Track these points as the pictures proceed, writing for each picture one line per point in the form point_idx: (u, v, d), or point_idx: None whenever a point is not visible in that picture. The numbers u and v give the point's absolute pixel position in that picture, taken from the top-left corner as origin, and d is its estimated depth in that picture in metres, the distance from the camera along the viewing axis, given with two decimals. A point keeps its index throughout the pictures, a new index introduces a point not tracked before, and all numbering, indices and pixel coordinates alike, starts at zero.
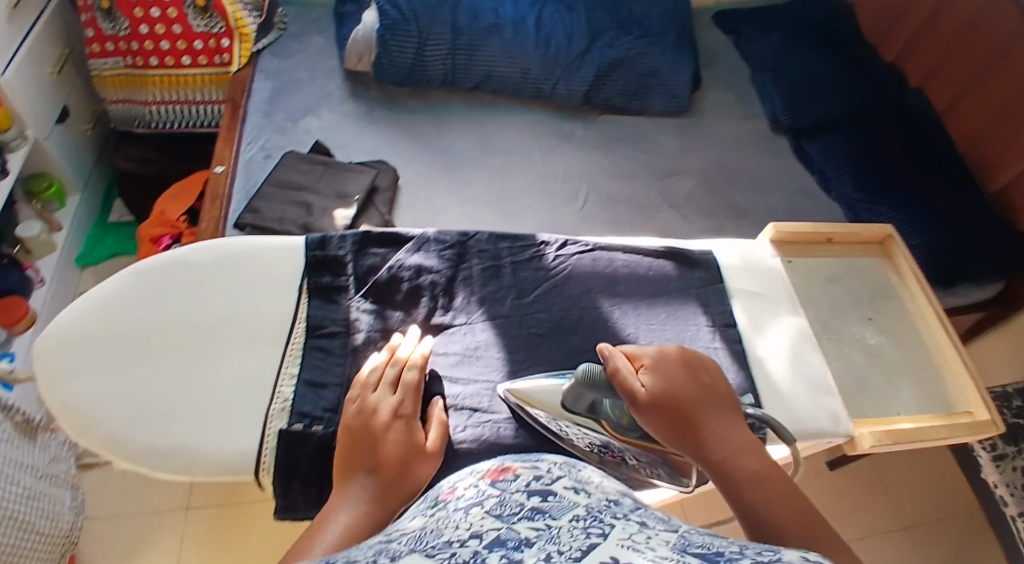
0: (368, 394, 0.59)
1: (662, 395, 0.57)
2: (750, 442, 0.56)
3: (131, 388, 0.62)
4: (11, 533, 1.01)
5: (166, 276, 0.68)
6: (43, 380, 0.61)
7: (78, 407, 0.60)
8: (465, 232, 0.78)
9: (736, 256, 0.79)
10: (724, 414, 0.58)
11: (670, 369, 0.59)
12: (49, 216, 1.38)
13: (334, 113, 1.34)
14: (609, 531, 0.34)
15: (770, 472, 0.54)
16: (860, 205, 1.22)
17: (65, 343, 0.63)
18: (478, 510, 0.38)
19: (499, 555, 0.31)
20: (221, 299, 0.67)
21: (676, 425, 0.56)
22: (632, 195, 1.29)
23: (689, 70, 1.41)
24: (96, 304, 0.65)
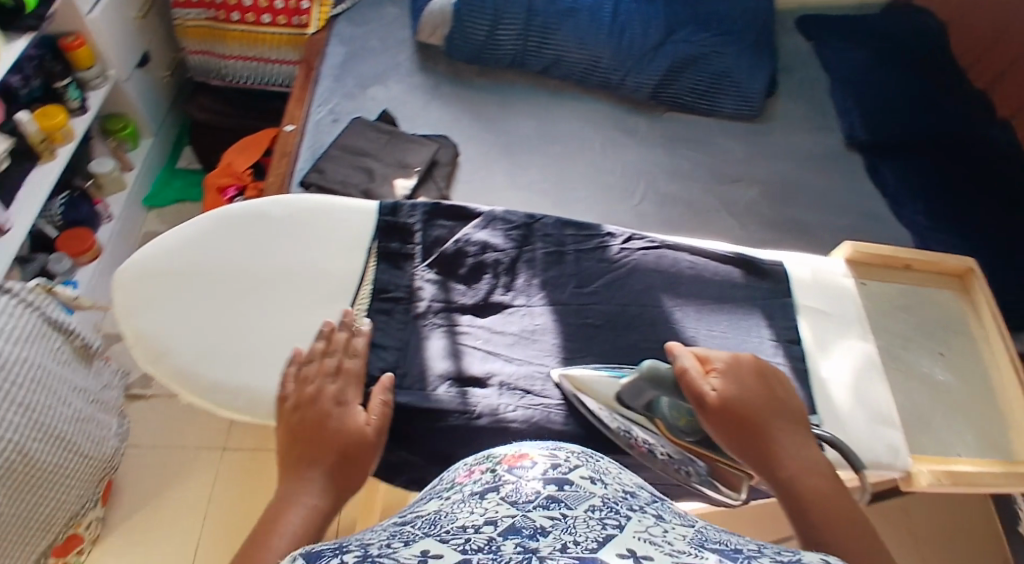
0: (310, 384, 0.58)
1: (731, 401, 0.57)
2: (818, 461, 0.55)
3: (203, 325, 0.64)
4: (58, 451, 1.06)
5: (243, 222, 0.70)
6: (119, 308, 0.64)
7: (152, 338, 0.63)
8: (533, 215, 0.78)
9: (808, 271, 0.81)
10: (794, 429, 0.57)
11: (742, 377, 0.59)
12: (122, 155, 1.44)
13: (402, 84, 1.35)
14: (626, 523, 0.34)
15: (835, 493, 0.52)
16: (929, 234, 1.22)
17: (145, 276, 0.66)
18: (495, 496, 0.37)
19: (515, 542, 0.31)
20: (293, 251, 0.69)
21: (741, 432, 0.56)
22: (692, 198, 1.28)
23: (765, 76, 1.39)
24: (176, 242, 0.68)
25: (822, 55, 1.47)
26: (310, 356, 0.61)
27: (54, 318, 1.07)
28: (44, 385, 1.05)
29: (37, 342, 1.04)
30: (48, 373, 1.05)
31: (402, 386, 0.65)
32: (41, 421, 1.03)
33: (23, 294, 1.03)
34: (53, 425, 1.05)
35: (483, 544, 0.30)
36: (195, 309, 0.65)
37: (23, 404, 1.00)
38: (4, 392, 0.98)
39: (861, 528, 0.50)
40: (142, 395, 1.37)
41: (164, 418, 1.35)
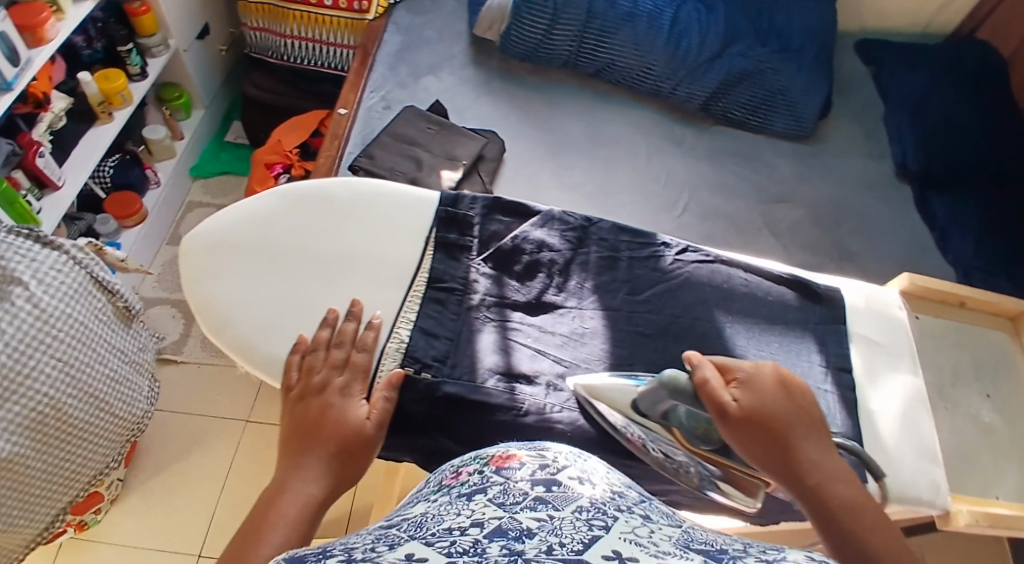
0: (313, 375, 0.60)
1: (754, 412, 0.56)
2: (843, 470, 0.56)
3: (262, 298, 0.68)
4: (91, 409, 1.07)
5: (308, 202, 0.73)
6: (189, 276, 0.69)
7: (216, 306, 0.67)
8: (590, 217, 0.78)
9: (862, 297, 0.80)
10: (815, 435, 0.57)
11: (765, 388, 0.58)
12: (174, 124, 1.47)
13: (454, 77, 1.34)
14: (612, 524, 0.34)
15: (862, 501, 0.54)
16: (977, 272, 1.19)
17: (214, 247, 0.70)
18: (482, 499, 0.37)
19: (501, 544, 0.30)
20: (352, 233, 0.72)
21: (769, 443, 0.55)
22: (736, 214, 1.27)
23: (821, 97, 1.37)
24: (245, 217, 0.72)
25: (880, 81, 1.46)
26: (315, 346, 0.63)
27: (100, 278, 1.09)
28: (85, 343, 1.06)
29: (83, 300, 1.06)
30: (90, 332, 1.07)
31: (451, 375, 0.66)
32: (78, 378, 1.04)
33: (72, 252, 1.06)
34: (89, 384, 1.06)
35: (466, 547, 0.30)
36: (256, 281, 0.68)
37: (60, 357, 1.01)
38: (45, 345, 0.99)
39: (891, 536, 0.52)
40: (173, 360, 1.38)
41: (194, 385, 1.36)
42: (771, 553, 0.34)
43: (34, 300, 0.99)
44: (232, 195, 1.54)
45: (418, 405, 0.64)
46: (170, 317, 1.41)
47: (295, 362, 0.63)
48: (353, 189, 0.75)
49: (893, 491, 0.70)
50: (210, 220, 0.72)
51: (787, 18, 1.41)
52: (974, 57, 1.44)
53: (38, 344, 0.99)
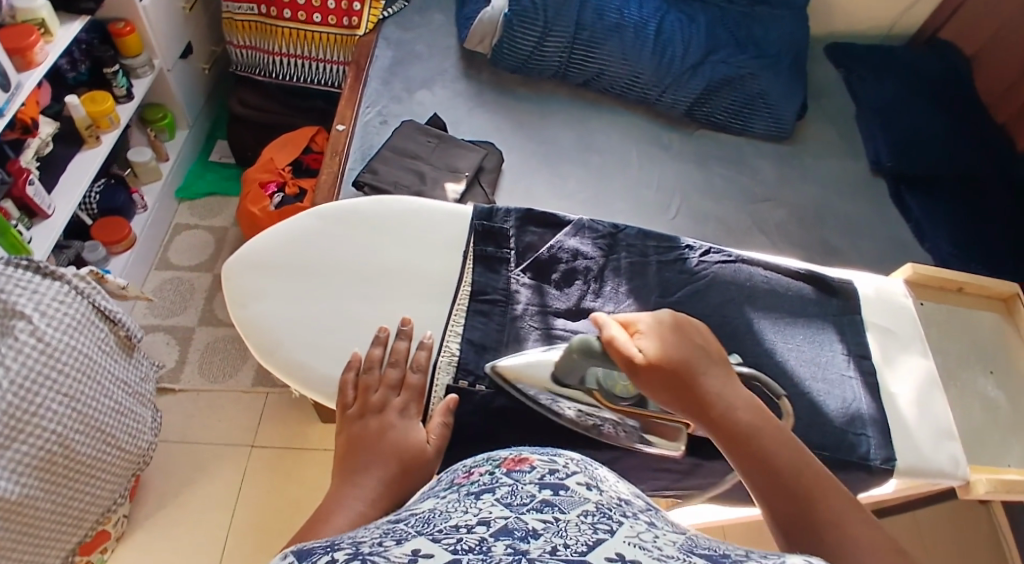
0: (371, 394, 0.62)
1: (657, 357, 0.56)
2: (746, 399, 0.55)
3: (309, 318, 0.69)
4: (95, 443, 1.03)
5: (345, 221, 0.75)
6: (232, 298, 0.70)
7: (263, 327, 0.69)
8: (617, 225, 0.81)
9: (873, 288, 0.84)
10: (719, 371, 0.57)
11: (664, 333, 0.58)
12: (159, 145, 1.49)
13: (447, 90, 1.35)
14: (617, 528, 0.37)
15: (768, 429, 0.53)
16: (953, 261, 1.25)
17: (256, 269, 0.72)
18: (490, 498, 0.41)
19: (507, 543, 0.34)
20: (391, 250, 0.74)
21: (670, 387, 0.55)
22: (726, 215, 1.29)
23: (799, 100, 1.42)
24: (283, 237, 0.73)
25: (851, 86, 1.52)
26: (370, 365, 0.65)
27: (102, 306, 1.05)
28: (90, 375, 1.02)
29: (86, 331, 1.03)
30: (93, 363, 1.03)
31: (505, 385, 0.67)
32: (83, 410, 1.00)
33: (74, 281, 1.02)
34: (94, 417, 1.03)
35: (473, 545, 0.33)
36: (301, 300, 0.70)
37: (66, 393, 0.98)
38: (49, 379, 0.96)
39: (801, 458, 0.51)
40: (172, 389, 1.35)
41: (194, 413, 1.33)
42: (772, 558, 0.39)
43: (38, 333, 0.95)
44: (219, 216, 1.57)
45: (473, 415, 0.66)
46: (165, 344, 1.39)
47: (351, 380, 0.64)
48: (389, 207, 0.77)
49: (920, 467, 0.73)
50: (250, 242, 0.73)
51: (763, 27, 1.46)
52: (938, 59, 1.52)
53: (40, 380, 0.95)
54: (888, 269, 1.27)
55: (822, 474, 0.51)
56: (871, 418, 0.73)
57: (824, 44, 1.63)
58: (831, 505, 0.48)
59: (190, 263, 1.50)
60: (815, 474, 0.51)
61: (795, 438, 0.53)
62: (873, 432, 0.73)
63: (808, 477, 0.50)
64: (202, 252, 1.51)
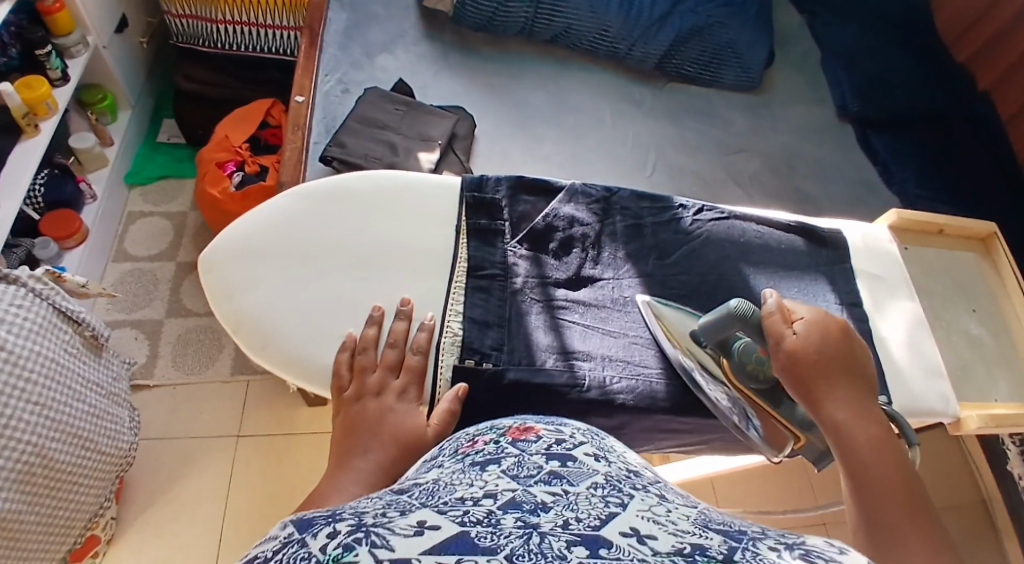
0: (367, 375, 0.61)
1: (804, 347, 0.58)
2: (878, 418, 0.56)
3: (300, 307, 0.66)
4: (74, 450, 0.98)
5: (324, 198, 0.71)
6: (215, 292, 0.67)
7: (253, 321, 0.65)
8: (609, 188, 0.79)
9: (859, 236, 0.84)
10: (862, 386, 0.57)
11: (826, 328, 0.60)
12: (103, 129, 1.41)
13: (410, 53, 1.29)
14: (629, 501, 0.35)
15: (887, 450, 0.53)
16: (920, 201, 1.26)
17: (235, 258, 0.67)
18: (495, 469, 0.39)
19: (516, 517, 0.31)
20: (377, 225, 0.70)
21: (803, 378, 0.57)
22: (700, 168, 1.29)
23: (766, 48, 1.40)
24: (261, 221, 0.69)
25: (815, 31, 1.51)
26: (365, 344, 0.63)
27: (64, 307, 0.99)
28: (61, 380, 0.97)
29: (51, 334, 0.96)
30: (63, 368, 0.98)
31: (511, 361, 0.65)
32: (58, 418, 0.95)
33: (31, 284, 0.95)
34: (69, 422, 0.97)
35: (481, 517, 0.31)
36: (288, 287, 0.66)
37: (40, 402, 0.92)
38: (20, 389, 0.90)
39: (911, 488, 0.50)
40: (146, 386, 1.30)
41: (172, 408, 1.29)
42: (788, 537, 0.36)
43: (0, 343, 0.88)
44: (175, 200, 1.50)
45: (483, 394, 0.64)
46: (133, 339, 1.33)
47: (346, 361, 0.63)
48: (369, 179, 0.73)
49: (914, 407, 0.73)
50: (226, 229, 0.69)
51: None
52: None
53: (10, 391, 0.88)
54: (858, 212, 1.28)
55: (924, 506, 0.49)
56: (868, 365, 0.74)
57: None
58: (914, 528, 0.47)
59: (149, 252, 1.43)
60: (915, 502, 0.49)
61: (915, 473, 0.52)
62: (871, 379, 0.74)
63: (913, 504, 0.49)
64: (162, 240, 1.45)
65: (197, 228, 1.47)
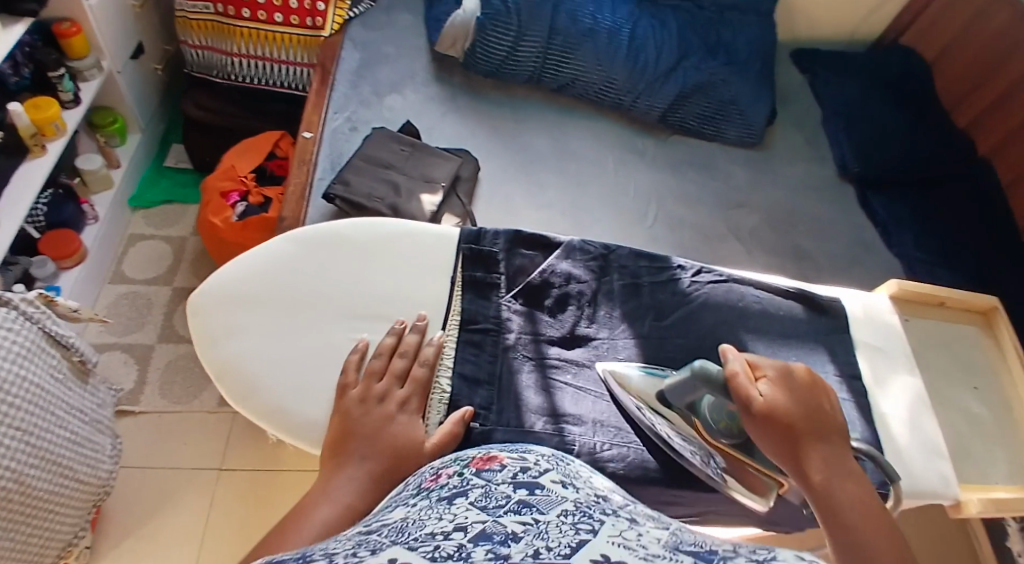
0: (375, 382, 0.63)
1: (778, 410, 0.57)
2: (852, 475, 0.56)
3: (285, 356, 0.67)
4: (52, 478, 0.96)
5: (312, 246, 0.73)
6: (201, 338, 0.68)
7: (236, 369, 0.66)
8: (608, 245, 0.79)
9: (860, 307, 0.84)
10: (835, 445, 0.58)
11: (792, 387, 0.59)
12: (109, 151, 1.41)
13: (418, 94, 1.30)
14: (599, 527, 0.35)
15: (874, 515, 0.54)
16: (920, 265, 1.25)
17: (223, 305, 0.69)
18: (464, 502, 0.40)
19: (486, 550, 0.31)
20: (361, 274, 0.71)
21: (782, 443, 0.56)
22: (700, 222, 1.27)
23: (768, 105, 1.41)
24: (251, 269, 0.71)
25: (816, 91, 1.52)
26: (378, 351, 0.65)
27: (53, 332, 0.98)
28: (43, 406, 0.95)
29: (37, 358, 0.95)
30: (46, 393, 0.96)
31: (499, 423, 0.64)
32: (37, 444, 0.93)
33: (21, 306, 0.94)
34: (48, 449, 0.95)
35: (451, 551, 0.31)
36: (273, 335, 0.67)
37: (19, 428, 0.90)
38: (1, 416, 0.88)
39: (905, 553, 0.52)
40: (130, 412, 1.28)
41: (155, 436, 1.27)
42: (759, 552, 0.35)
43: None
44: (177, 225, 1.50)
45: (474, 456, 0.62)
46: (121, 364, 1.32)
47: (355, 364, 0.65)
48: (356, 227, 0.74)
49: (912, 488, 0.72)
50: (216, 275, 0.70)
51: (733, 32, 1.46)
52: (900, 64, 1.54)
53: None
54: (856, 274, 1.26)
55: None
56: (865, 442, 0.73)
57: (790, 48, 1.63)
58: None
59: (147, 276, 1.43)
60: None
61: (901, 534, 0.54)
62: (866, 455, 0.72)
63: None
64: (160, 264, 1.45)
65: (196, 254, 1.47)
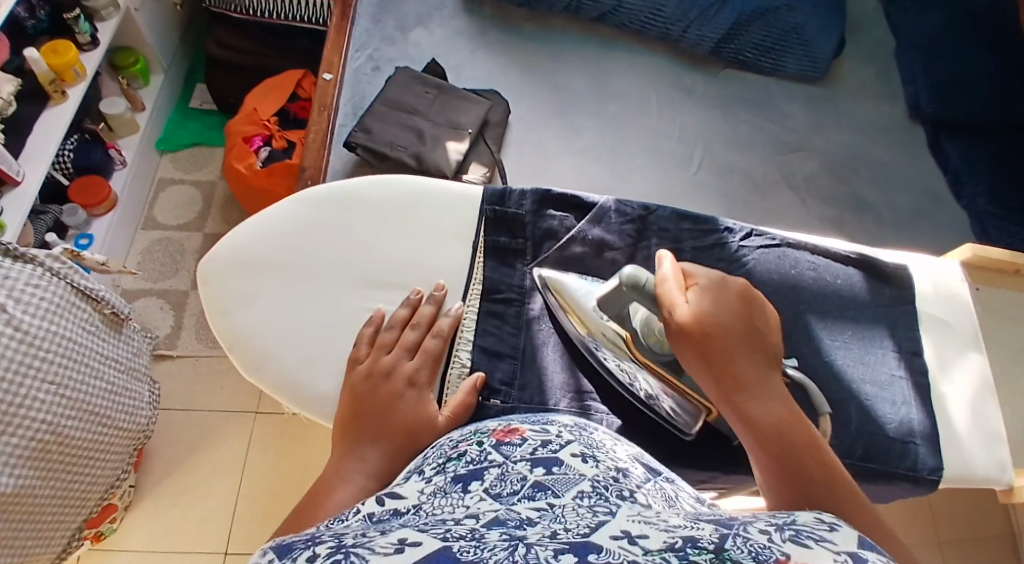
0: (383, 354, 0.64)
1: (702, 324, 0.52)
2: (783, 393, 0.52)
3: (294, 325, 0.68)
4: (87, 427, 0.98)
5: (326, 214, 0.73)
6: (213, 305, 0.70)
7: (246, 338, 0.68)
8: (647, 206, 0.77)
9: (929, 281, 0.77)
10: (766, 362, 0.52)
11: (722, 297, 0.54)
12: (133, 93, 1.38)
13: (446, 29, 1.22)
14: (618, 508, 0.32)
15: (805, 439, 0.49)
16: (991, 218, 1.13)
17: (232, 272, 0.70)
18: (478, 487, 0.36)
19: (500, 532, 0.29)
20: (372, 246, 0.71)
21: (709, 364, 0.51)
22: (749, 168, 1.16)
23: (837, 34, 1.26)
24: (259, 234, 0.72)
25: (890, 17, 1.36)
26: (391, 323, 0.66)
27: (81, 286, 0.98)
28: (76, 359, 0.96)
29: (68, 313, 0.95)
30: (80, 346, 0.97)
31: (521, 399, 0.66)
32: (72, 396, 0.95)
33: (48, 263, 0.94)
34: (85, 400, 0.97)
35: (464, 534, 0.28)
36: (281, 307, 0.69)
37: (53, 381, 0.92)
38: (32, 369, 0.89)
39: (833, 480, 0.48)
40: (169, 356, 1.30)
41: (192, 381, 1.29)
42: (780, 518, 0.32)
43: (15, 322, 0.88)
44: (205, 169, 1.48)
45: None
46: (158, 309, 1.33)
47: (368, 336, 0.66)
48: (371, 196, 0.74)
49: (966, 475, 0.68)
50: (225, 241, 0.72)
51: None
52: None
53: (23, 369, 0.88)
54: (921, 227, 1.14)
55: (849, 489, 0.49)
56: (919, 427, 0.69)
57: None
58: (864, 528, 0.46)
59: (178, 221, 1.42)
60: (844, 491, 0.48)
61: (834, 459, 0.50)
62: (921, 439, 0.69)
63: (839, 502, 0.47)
64: (190, 210, 1.43)
65: (225, 199, 1.45)
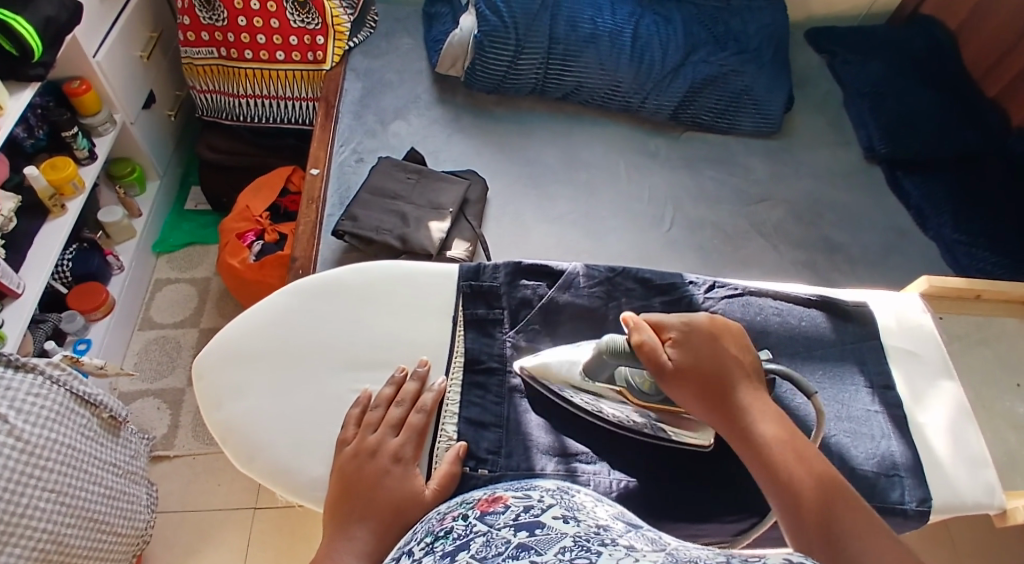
0: (369, 433, 0.66)
1: (686, 368, 0.61)
2: (769, 409, 0.60)
3: (286, 412, 0.71)
4: (89, 534, 0.98)
5: (312, 301, 0.77)
6: (206, 400, 0.72)
7: (241, 429, 0.70)
8: (613, 267, 0.82)
9: (893, 317, 0.81)
10: (746, 387, 0.61)
11: (695, 344, 0.62)
12: (129, 201, 1.44)
13: (422, 118, 1.30)
14: (597, 559, 0.35)
15: (788, 440, 0.57)
16: (960, 247, 1.17)
17: (225, 364, 0.74)
18: (464, 556, 0.39)
19: None
20: (358, 329, 0.75)
21: (701, 391, 0.60)
22: (720, 221, 1.21)
23: (785, 92, 1.34)
24: (248, 327, 0.75)
25: (835, 72, 1.44)
26: (377, 402, 0.68)
27: (80, 392, 1.00)
28: (75, 465, 0.97)
29: (67, 420, 0.97)
30: (78, 452, 0.98)
31: (508, 466, 0.68)
32: (71, 503, 0.95)
33: (48, 371, 0.97)
34: (84, 507, 0.97)
35: None
36: (273, 396, 0.71)
37: (52, 488, 0.92)
38: (34, 478, 0.90)
39: (818, 471, 0.55)
40: (167, 456, 1.31)
41: (191, 480, 1.29)
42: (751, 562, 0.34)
43: (16, 432, 0.89)
44: (200, 266, 1.54)
45: None
46: (154, 409, 1.35)
47: (355, 417, 0.68)
48: (353, 281, 0.78)
49: (957, 503, 0.69)
50: (216, 337, 0.75)
51: (741, 21, 1.40)
52: (923, 35, 1.45)
53: (25, 480, 0.89)
54: (892, 263, 1.18)
55: (850, 494, 0.54)
56: (902, 461, 0.70)
57: (805, 29, 1.55)
58: (859, 529, 0.51)
59: (174, 319, 1.46)
60: (841, 494, 0.53)
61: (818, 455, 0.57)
62: (907, 474, 0.70)
63: (829, 487, 0.54)
64: (185, 308, 1.48)
65: (220, 294, 1.50)
